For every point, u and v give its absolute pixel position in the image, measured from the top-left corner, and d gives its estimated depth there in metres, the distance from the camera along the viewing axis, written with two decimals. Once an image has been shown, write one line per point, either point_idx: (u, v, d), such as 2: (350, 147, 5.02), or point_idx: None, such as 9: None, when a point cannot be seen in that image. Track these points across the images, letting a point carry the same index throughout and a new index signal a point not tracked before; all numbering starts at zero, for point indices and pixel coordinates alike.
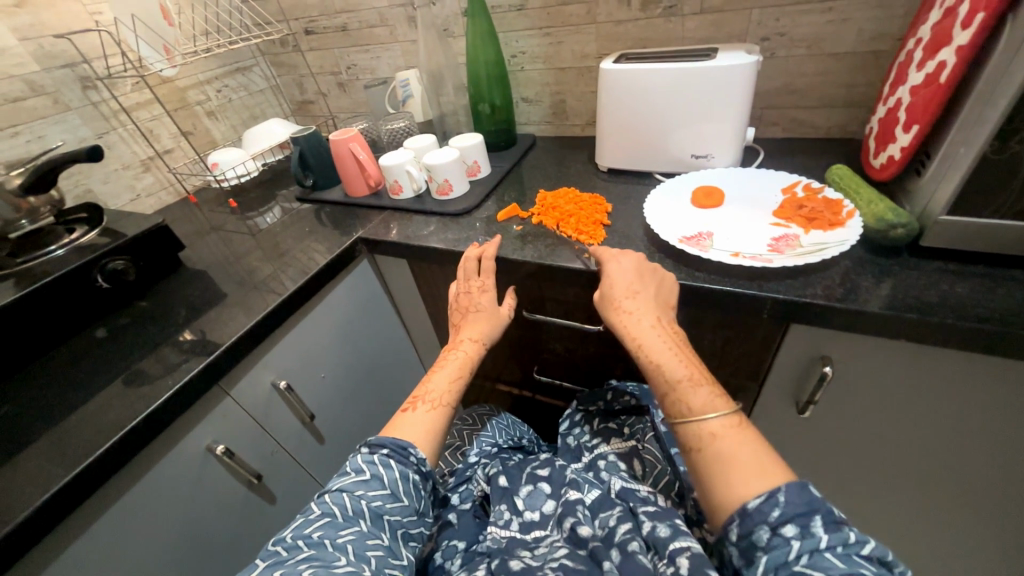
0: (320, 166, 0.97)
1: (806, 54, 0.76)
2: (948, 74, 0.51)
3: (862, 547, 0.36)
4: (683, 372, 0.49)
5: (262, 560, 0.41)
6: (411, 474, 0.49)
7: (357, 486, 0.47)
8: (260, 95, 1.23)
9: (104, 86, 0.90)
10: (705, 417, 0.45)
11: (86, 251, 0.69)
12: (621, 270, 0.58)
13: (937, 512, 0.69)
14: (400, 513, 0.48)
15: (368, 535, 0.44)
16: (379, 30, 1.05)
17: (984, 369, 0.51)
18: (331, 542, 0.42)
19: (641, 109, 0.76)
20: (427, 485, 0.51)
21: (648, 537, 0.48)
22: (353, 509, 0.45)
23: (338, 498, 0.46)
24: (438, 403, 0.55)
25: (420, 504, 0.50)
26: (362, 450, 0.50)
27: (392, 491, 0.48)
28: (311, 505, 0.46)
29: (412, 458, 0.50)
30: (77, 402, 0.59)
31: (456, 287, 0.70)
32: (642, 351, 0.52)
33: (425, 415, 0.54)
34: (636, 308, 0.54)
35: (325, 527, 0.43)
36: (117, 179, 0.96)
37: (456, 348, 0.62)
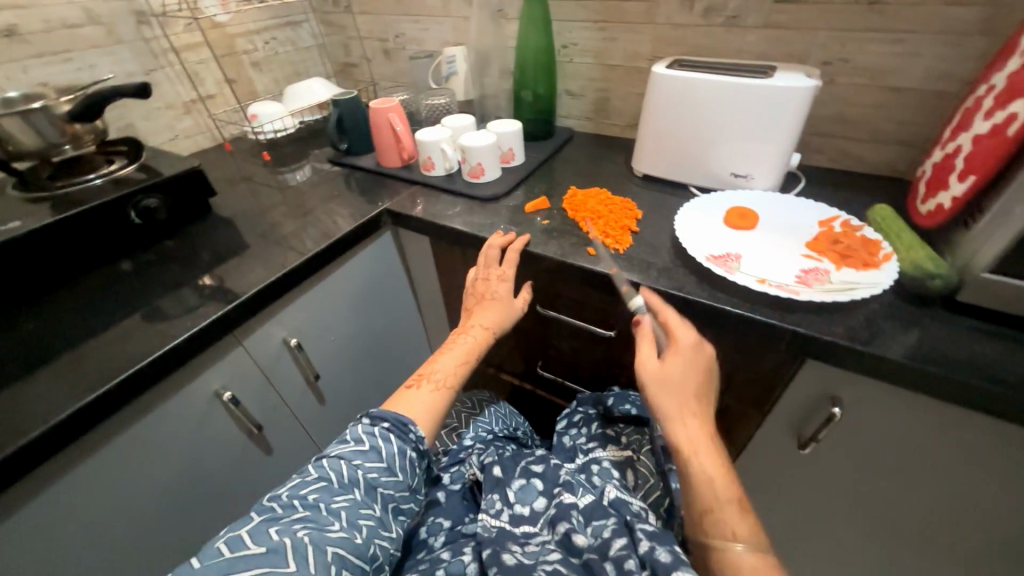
0: (356, 132, 0.97)
1: (867, 84, 0.74)
2: (1016, 128, 0.48)
3: None
4: (723, 490, 0.47)
5: (256, 513, 0.42)
6: (408, 451, 0.50)
7: (354, 455, 0.48)
8: (306, 52, 1.23)
9: (158, 23, 0.91)
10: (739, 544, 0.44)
11: (122, 185, 0.70)
12: (682, 349, 0.53)
13: (925, 567, 0.68)
14: (394, 487, 0.48)
15: (360, 504, 0.45)
16: (433, 2, 1.04)
17: (1002, 435, 0.50)
18: (326, 507, 0.43)
19: (687, 119, 0.74)
20: (421, 464, 0.52)
21: (645, 557, 0.46)
22: (348, 477, 0.46)
23: (335, 464, 0.47)
24: (442, 385, 0.56)
25: (414, 481, 0.51)
26: (363, 421, 0.51)
27: (388, 464, 0.48)
28: (309, 467, 0.47)
29: (411, 435, 0.51)
30: (98, 330, 0.61)
31: (473, 274, 0.70)
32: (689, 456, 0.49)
33: (429, 395, 0.55)
34: (685, 406, 0.51)
35: (320, 491, 0.44)
36: (158, 117, 0.97)
37: (465, 334, 0.63)
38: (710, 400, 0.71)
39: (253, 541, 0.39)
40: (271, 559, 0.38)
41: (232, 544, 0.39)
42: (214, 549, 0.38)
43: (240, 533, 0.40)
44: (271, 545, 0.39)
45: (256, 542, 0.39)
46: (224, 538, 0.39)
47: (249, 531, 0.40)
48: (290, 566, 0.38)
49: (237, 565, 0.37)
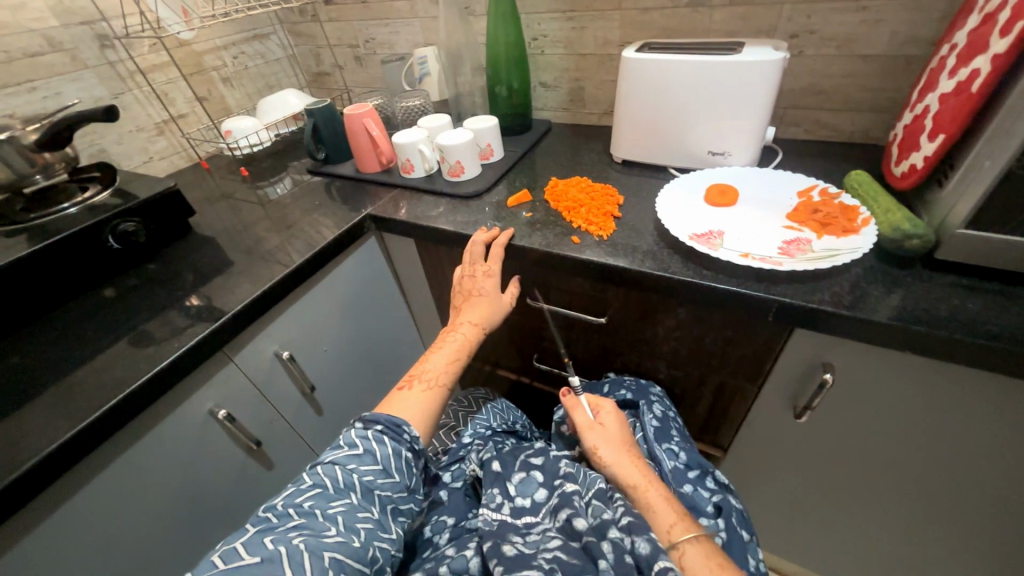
0: (333, 140, 0.96)
1: (836, 54, 0.74)
2: (980, 84, 0.49)
3: None
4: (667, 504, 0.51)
5: (253, 524, 0.42)
6: (403, 451, 0.50)
7: (349, 460, 0.48)
8: (277, 65, 1.22)
9: (122, 45, 0.90)
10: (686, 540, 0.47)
11: (98, 211, 0.70)
12: (610, 409, 0.63)
13: (928, 524, 0.69)
14: (391, 489, 0.48)
15: (358, 507, 0.45)
16: (400, 4, 1.04)
17: (989, 387, 0.51)
18: (322, 513, 0.43)
19: (660, 101, 0.75)
20: (418, 464, 0.52)
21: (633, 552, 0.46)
22: (344, 482, 0.46)
23: (330, 470, 0.47)
24: (433, 384, 0.56)
25: (411, 481, 0.51)
26: (357, 425, 0.51)
27: (383, 466, 0.49)
28: (304, 476, 0.47)
29: (405, 435, 0.51)
30: (85, 359, 0.60)
31: (460, 270, 0.69)
32: (639, 492, 0.53)
33: (421, 395, 0.55)
34: (620, 443, 0.59)
35: (316, 498, 0.44)
36: (131, 141, 0.96)
37: (454, 332, 0.63)
38: (705, 379, 0.71)
39: (249, 552, 0.39)
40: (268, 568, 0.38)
41: (227, 557, 0.38)
42: (208, 563, 0.38)
43: (236, 545, 0.40)
44: (266, 555, 0.38)
45: (251, 553, 0.39)
46: (220, 552, 0.39)
47: (244, 542, 0.40)
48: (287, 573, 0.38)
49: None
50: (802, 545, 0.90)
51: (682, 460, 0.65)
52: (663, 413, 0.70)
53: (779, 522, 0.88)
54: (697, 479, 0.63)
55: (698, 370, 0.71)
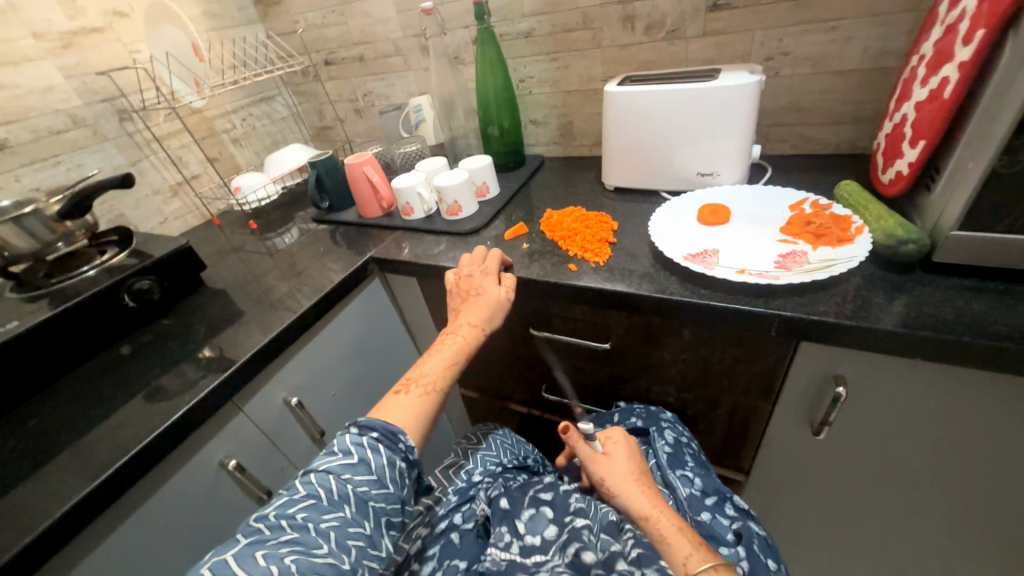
0: (336, 189, 1.00)
1: (811, 72, 0.77)
2: (951, 90, 0.50)
3: None
4: (680, 533, 0.48)
5: (244, 535, 0.42)
6: (398, 461, 0.50)
7: (343, 469, 0.47)
8: (283, 123, 1.29)
9: (139, 117, 0.96)
10: (700, 569, 0.44)
11: (115, 272, 0.73)
12: (616, 438, 0.61)
13: (972, 542, 0.65)
14: (384, 500, 0.48)
15: (350, 522, 0.45)
16: (394, 60, 1.11)
17: (1009, 390, 0.49)
18: (314, 527, 0.43)
19: (645, 129, 0.77)
20: (410, 474, 0.52)
21: None
22: (338, 493, 0.46)
23: (324, 480, 0.46)
24: (431, 388, 0.56)
25: (403, 493, 0.51)
26: (352, 430, 0.50)
27: (377, 477, 0.48)
28: (297, 484, 0.46)
29: (401, 444, 0.51)
30: (101, 417, 0.61)
31: (455, 274, 0.69)
32: (652, 522, 0.50)
33: (416, 400, 0.54)
34: (629, 473, 0.56)
35: (309, 509, 0.44)
36: (148, 204, 1.02)
37: (453, 334, 0.62)
38: (717, 399, 0.70)
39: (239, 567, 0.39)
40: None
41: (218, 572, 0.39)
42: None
43: (228, 557, 0.40)
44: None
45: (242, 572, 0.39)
46: (210, 565, 0.40)
47: (236, 553, 0.40)
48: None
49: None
50: (841, 574, 0.84)
51: (698, 486, 0.63)
52: (675, 438, 0.69)
53: (814, 549, 0.83)
54: (714, 506, 0.62)
55: (709, 391, 0.70)
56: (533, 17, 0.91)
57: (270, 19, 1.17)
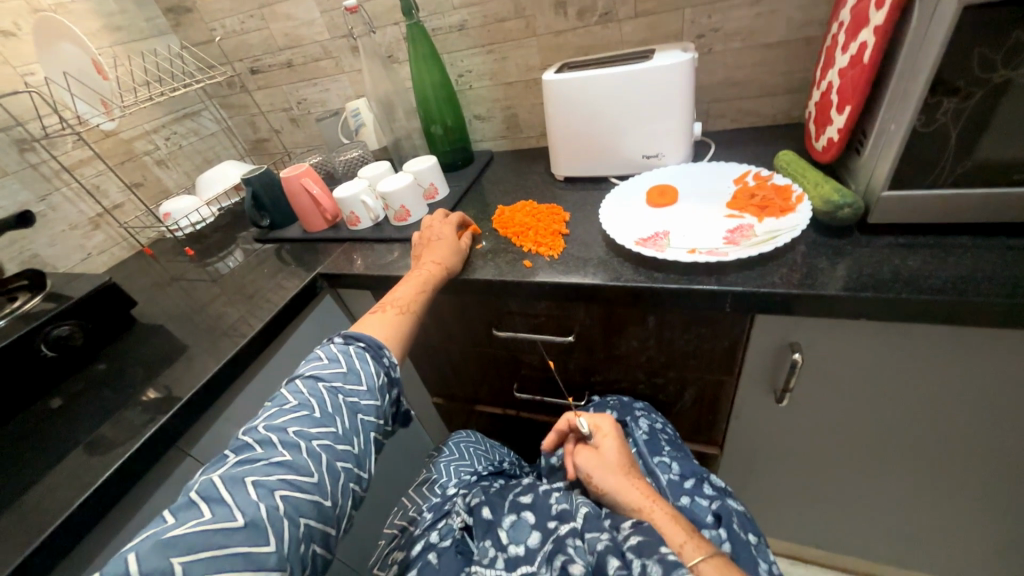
0: (275, 205, 0.95)
1: (742, 46, 0.78)
2: (870, 54, 0.51)
3: None
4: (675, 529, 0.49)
5: (233, 453, 0.44)
6: (381, 375, 0.54)
7: (333, 380, 0.50)
8: (213, 139, 1.21)
9: (42, 146, 0.87)
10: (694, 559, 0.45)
11: (29, 320, 0.66)
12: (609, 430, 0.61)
13: (931, 484, 0.68)
14: (372, 414, 0.52)
15: (340, 439, 0.48)
16: (325, 63, 1.05)
17: (950, 338, 0.51)
18: (306, 446, 0.45)
19: (587, 116, 0.76)
20: (392, 392, 0.55)
21: None
22: (330, 406, 0.49)
23: (316, 392, 0.49)
24: (403, 308, 0.60)
25: (386, 407, 0.54)
26: (337, 342, 0.54)
27: (367, 389, 0.52)
28: (286, 395, 0.49)
29: (384, 359, 0.55)
30: (25, 483, 0.55)
31: (424, 225, 0.72)
32: (646, 514, 0.52)
33: (392, 318, 0.59)
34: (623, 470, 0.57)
35: (301, 422, 0.47)
36: (65, 240, 0.93)
37: (419, 269, 0.65)
38: (684, 379, 0.70)
39: (227, 494, 0.41)
40: (250, 530, 0.40)
41: (207, 497, 0.41)
42: (187, 501, 0.41)
43: (216, 478, 0.42)
44: (247, 517, 0.40)
45: (231, 503, 0.41)
46: (198, 486, 0.42)
47: (223, 475, 0.42)
48: (268, 534, 0.41)
49: (212, 535, 0.39)
50: (819, 530, 0.87)
51: (676, 471, 0.64)
52: (650, 426, 0.69)
53: (792, 510, 0.86)
54: (693, 488, 0.62)
55: (676, 372, 0.70)
56: (464, 9, 0.89)
57: (184, 29, 1.09)
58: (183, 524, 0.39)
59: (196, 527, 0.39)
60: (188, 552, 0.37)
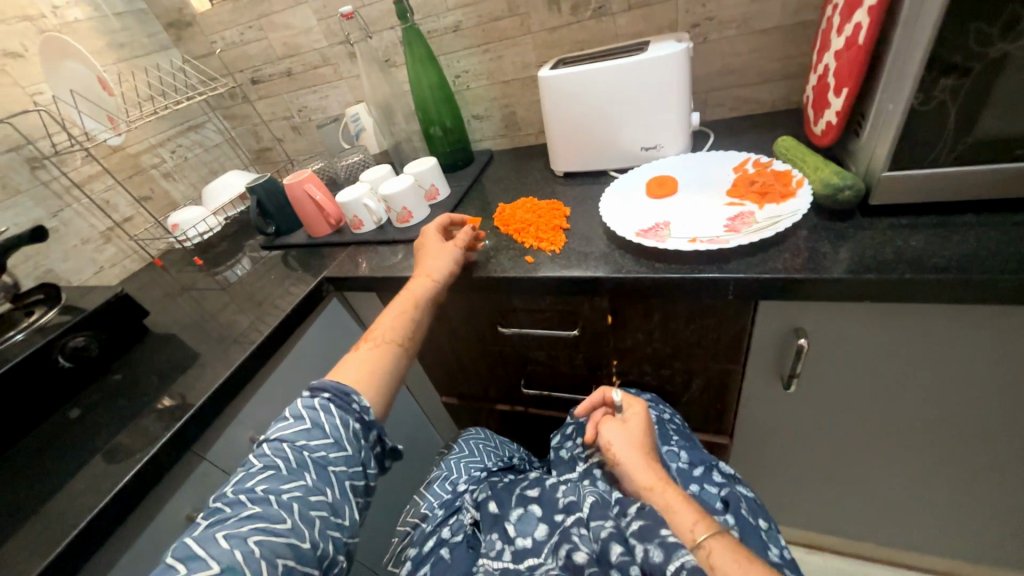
0: (280, 212, 0.96)
1: (737, 34, 0.78)
2: (864, 35, 0.51)
3: None
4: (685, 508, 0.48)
5: (205, 516, 0.43)
6: (352, 422, 0.51)
7: (297, 436, 0.48)
8: (217, 150, 1.23)
9: (53, 163, 0.89)
10: (701, 537, 0.44)
11: (46, 332, 0.68)
12: (638, 412, 0.60)
13: (945, 466, 0.68)
14: (345, 464, 0.49)
15: (312, 490, 0.46)
16: (324, 70, 1.07)
17: (958, 318, 0.51)
18: (275, 499, 0.44)
19: (584, 110, 0.76)
20: (369, 435, 0.52)
21: (644, 564, 0.44)
22: (297, 462, 0.47)
23: (280, 450, 0.47)
24: (382, 341, 0.57)
25: (364, 455, 0.52)
26: (304, 395, 0.51)
27: (335, 440, 0.49)
28: (252, 458, 0.47)
29: (354, 405, 0.51)
30: (48, 490, 0.57)
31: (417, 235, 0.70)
32: (655, 493, 0.51)
33: (368, 352, 0.56)
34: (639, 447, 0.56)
35: (268, 480, 0.45)
36: (78, 254, 0.95)
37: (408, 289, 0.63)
38: (691, 370, 0.70)
39: (201, 550, 0.40)
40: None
41: (180, 557, 0.39)
42: (162, 566, 0.39)
43: (188, 540, 0.41)
44: (223, 564, 0.39)
45: (205, 556, 0.39)
46: (171, 551, 0.40)
47: (195, 537, 0.41)
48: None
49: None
50: (833, 518, 0.87)
51: (685, 459, 0.64)
52: (658, 416, 0.70)
53: (806, 498, 0.85)
54: (702, 476, 0.62)
55: (682, 362, 0.70)
56: (458, 10, 0.89)
57: (185, 42, 1.11)
58: None
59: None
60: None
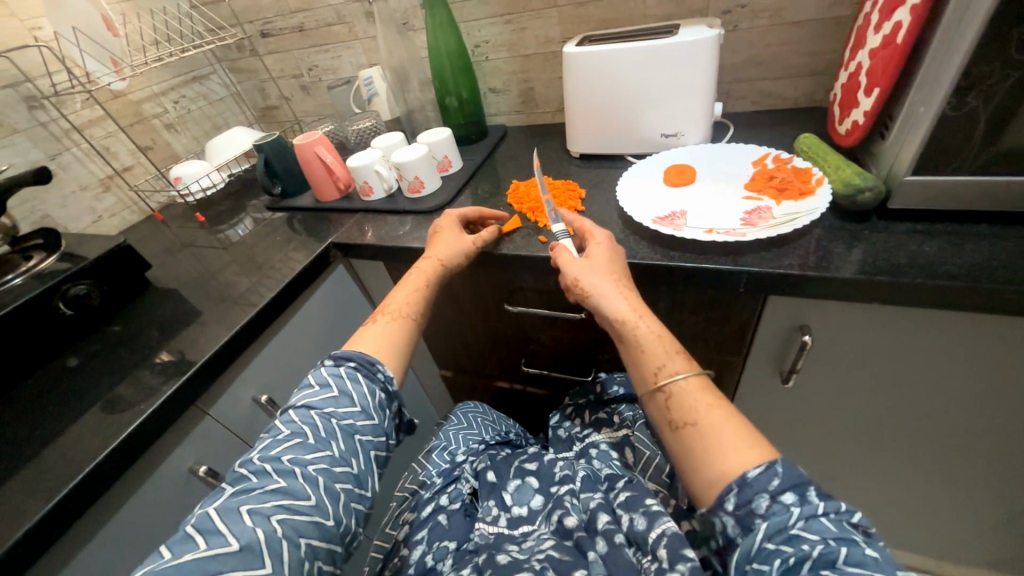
0: (288, 173, 0.94)
1: (769, 24, 0.76)
2: (904, 34, 0.50)
3: (853, 515, 0.36)
4: (665, 348, 0.48)
5: (229, 484, 0.43)
6: (377, 390, 0.52)
7: (325, 404, 0.49)
8: (222, 104, 1.19)
9: (52, 104, 0.86)
10: (677, 377, 0.45)
11: (45, 278, 0.66)
12: (608, 249, 0.57)
13: (927, 465, 0.70)
14: (370, 433, 0.50)
15: (338, 460, 0.46)
16: (338, 28, 1.03)
17: (961, 324, 0.52)
18: (301, 472, 0.44)
19: (607, 91, 0.75)
20: (391, 406, 0.54)
21: (629, 532, 0.48)
22: (325, 429, 0.47)
23: (308, 418, 0.47)
24: (398, 315, 0.59)
25: (387, 424, 0.53)
26: (327, 364, 0.52)
27: (362, 408, 0.50)
28: (280, 425, 0.47)
29: (379, 374, 0.52)
30: (50, 435, 0.57)
31: (436, 218, 0.71)
32: (631, 326, 0.50)
33: (385, 325, 0.58)
34: (614, 289, 0.53)
35: (294, 449, 0.45)
36: (76, 201, 0.92)
37: (417, 266, 0.64)
38: (692, 359, 0.71)
39: (222, 524, 0.40)
40: (245, 557, 0.38)
41: (202, 529, 0.39)
42: (182, 534, 0.39)
43: (211, 510, 0.41)
44: (243, 542, 0.39)
45: (226, 532, 0.39)
46: (193, 519, 0.40)
47: (218, 507, 0.41)
48: (266, 560, 0.39)
49: (206, 563, 0.37)
50: None
51: None
52: None
53: None
54: None
55: (684, 351, 0.71)
56: None
57: None
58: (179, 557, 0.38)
59: (190, 559, 0.37)
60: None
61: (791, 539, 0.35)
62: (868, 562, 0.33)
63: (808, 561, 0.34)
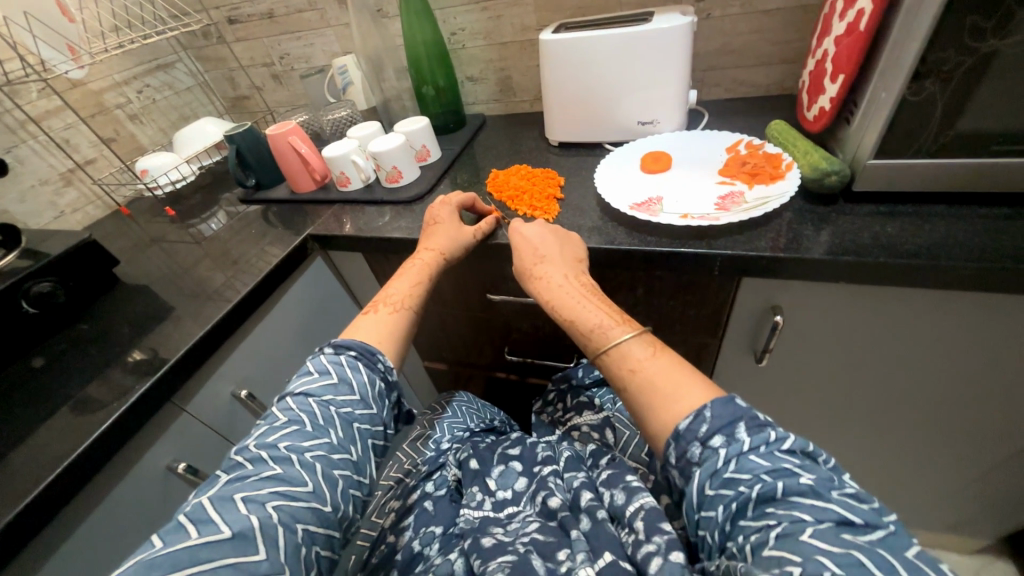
0: (261, 164, 0.92)
1: (740, 12, 0.77)
2: (866, 22, 0.52)
3: (783, 443, 0.38)
4: (598, 321, 0.51)
5: (225, 472, 0.43)
6: (377, 380, 0.52)
7: (324, 392, 0.48)
8: (189, 94, 1.15)
9: (5, 94, 0.82)
10: (612, 346, 0.48)
11: (5, 276, 0.63)
12: (540, 234, 0.60)
13: (891, 435, 0.74)
14: (368, 421, 0.50)
15: (337, 446, 0.46)
16: (309, 15, 1.00)
17: (920, 300, 0.55)
18: (298, 458, 0.44)
19: (584, 78, 0.75)
20: (390, 396, 0.54)
21: (611, 508, 0.49)
22: (323, 417, 0.47)
23: (306, 405, 0.47)
24: (398, 307, 0.59)
25: (385, 413, 0.53)
26: (326, 351, 0.52)
27: (361, 397, 0.50)
28: (276, 412, 0.47)
29: (379, 364, 0.53)
30: (17, 437, 0.55)
31: (431, 207, 0.69)
32: (563, 311, 0.54)
33: (386, 316, 0.58)
34: (547, 273, 0.56)
35: (291, 436, 0.45)
36: (35, 196, 0.88)
37: (417, 257, 0.64)
38: (670, 342, 0.73)
39: (216, 513, 0.39)
40: (239, 544, 0.38)
41: (194, 518, 0.39)
42: (175, 523, 0.39)
43: (205, 499, 0.40)
44: (236, 529, 0.38)
45: (219, 520, 0.39)
46: (187, 509, 0.40)
47: (212, 495, 0.41)
48: (260, 546, 0.39)
49: (198, 551, 0.37)
50: None
51: None
52: None
53: None
54: None
55: (663, 335, 0.72)
56: None
57: None
58: (173, 545, 0.37)
59: (184, 548, 0.37)
60: (171, 570, 0.36)
61: (727, 482, 0.37)
62: (805, 490, 0.35)
63: (749, 501, 0.36)
